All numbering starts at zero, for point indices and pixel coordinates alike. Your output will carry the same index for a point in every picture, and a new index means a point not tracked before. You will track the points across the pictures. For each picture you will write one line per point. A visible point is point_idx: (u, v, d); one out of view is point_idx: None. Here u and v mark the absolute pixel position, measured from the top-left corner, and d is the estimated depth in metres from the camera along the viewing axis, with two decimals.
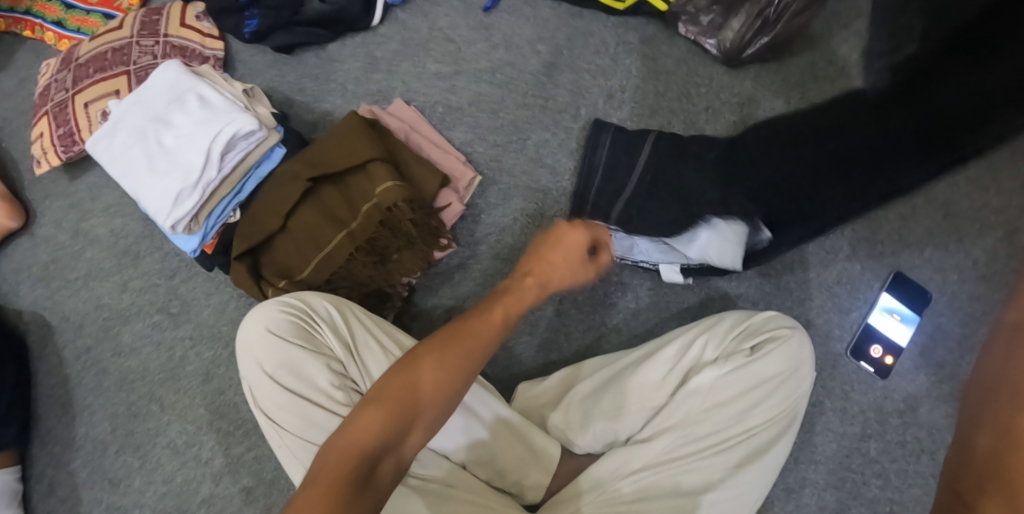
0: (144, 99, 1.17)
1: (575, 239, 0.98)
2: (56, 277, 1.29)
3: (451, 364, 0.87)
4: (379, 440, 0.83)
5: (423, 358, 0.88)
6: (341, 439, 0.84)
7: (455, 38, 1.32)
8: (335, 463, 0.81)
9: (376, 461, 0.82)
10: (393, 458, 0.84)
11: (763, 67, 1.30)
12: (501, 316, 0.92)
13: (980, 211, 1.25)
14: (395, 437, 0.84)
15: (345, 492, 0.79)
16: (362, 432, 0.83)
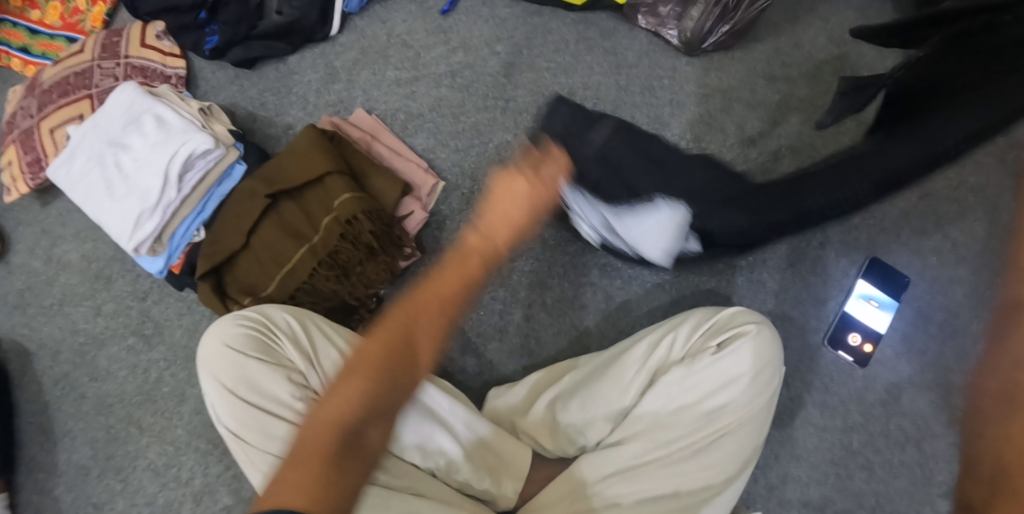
0: (101, 123, 1.18)
1: (518, 186, 0.93)
2: (31, 304, 1.31)
3: (439, 314, 0.87)
4: (362, 412, 0.83)
5: (413, 317, 0.87)
6: (325, 414, 0.84)
7: (414, 44, 1.31)
8: (321, 435, 0.82)
9: (361, 430, 0.83)
10: (379, 427, 0.84)
11: (726, 55, 1.28)
12: (478, 261, 0.90)
13: (958, 191, 1.23)
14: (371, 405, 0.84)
15: (331, 465, 0.80)
16: (344, 406, 0.84)
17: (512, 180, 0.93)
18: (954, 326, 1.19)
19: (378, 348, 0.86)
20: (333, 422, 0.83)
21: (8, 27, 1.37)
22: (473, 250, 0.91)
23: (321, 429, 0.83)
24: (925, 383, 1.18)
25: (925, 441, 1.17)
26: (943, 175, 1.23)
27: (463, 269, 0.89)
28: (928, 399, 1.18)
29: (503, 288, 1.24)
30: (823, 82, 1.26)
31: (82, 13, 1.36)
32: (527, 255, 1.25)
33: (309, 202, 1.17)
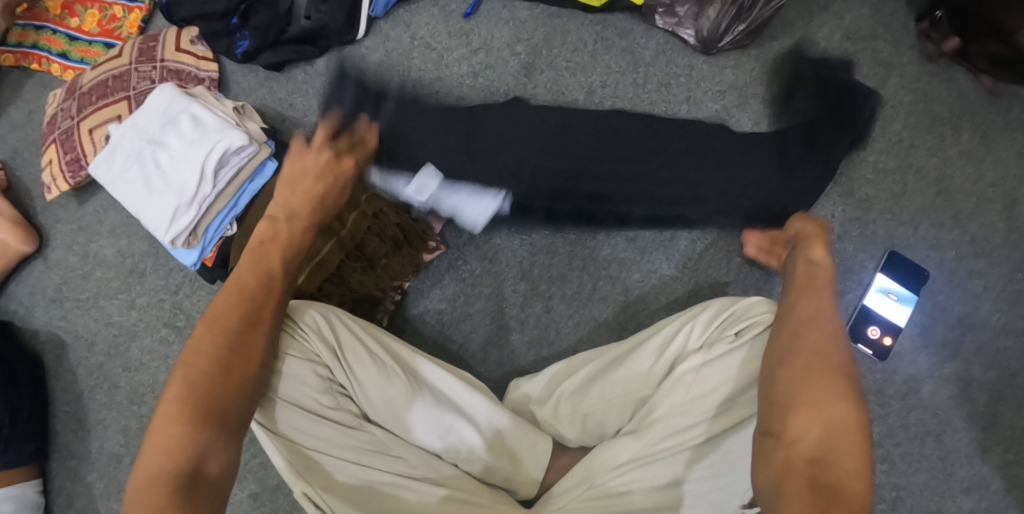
0: (139, 122, 1.22)
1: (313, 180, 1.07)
2: (68, 298, 1.36)
3: (221, 333, 0.96)
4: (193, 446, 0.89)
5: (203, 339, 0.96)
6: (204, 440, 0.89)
7: (436, 45, 1.34)
8: (162, 479, 0.87)
9: (199, 467, 0.88)
10: (214, 457, 0.89)
11: (744, 54, 1.29)
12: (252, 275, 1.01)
13: (977, 186, 1.23)
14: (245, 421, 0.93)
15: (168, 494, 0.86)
16: (166, 441, 0.89)
17: (289, 184, 1.08)
18: (973, 321, 1.20)
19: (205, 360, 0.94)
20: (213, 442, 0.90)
21: (48, 34, 1.45)
22: (279, 236, 1.05)
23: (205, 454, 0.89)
24: (945, 376, 1.19)
25: (945, 435, 1.18)
26: (962, 170, 1.23)
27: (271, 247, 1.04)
28: (948, 392, 1.19)
29: (525, 281, 1.25)
30: None
31: (119, 20, 1.42)
32: (547, 247, 1.25)
33: None
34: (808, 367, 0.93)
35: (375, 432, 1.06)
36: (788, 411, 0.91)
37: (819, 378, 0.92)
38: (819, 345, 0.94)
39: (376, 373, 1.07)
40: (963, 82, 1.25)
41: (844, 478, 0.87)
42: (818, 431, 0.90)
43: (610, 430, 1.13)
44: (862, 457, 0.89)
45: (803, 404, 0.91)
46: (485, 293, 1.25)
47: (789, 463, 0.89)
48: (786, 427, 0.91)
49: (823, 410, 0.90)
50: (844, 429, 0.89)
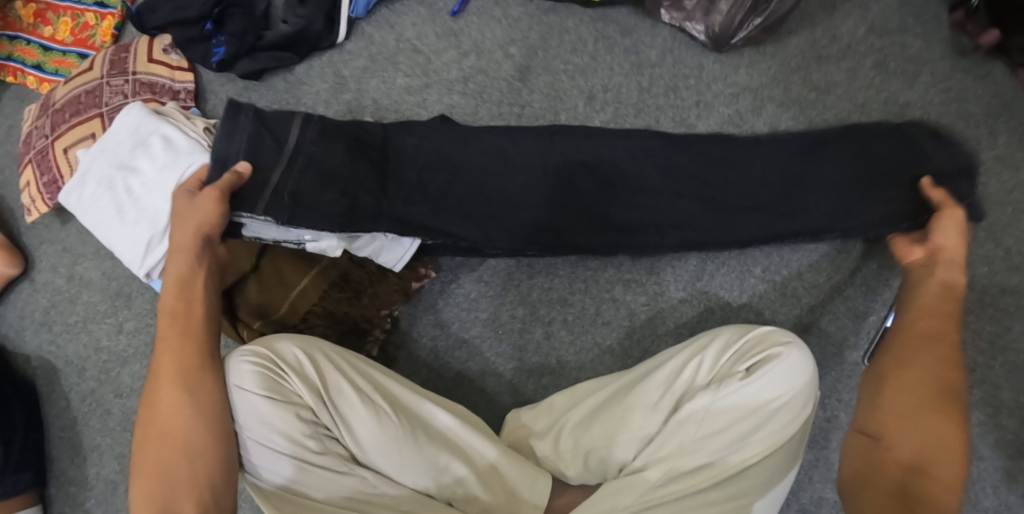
0: (109, 146, 1.17)
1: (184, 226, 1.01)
2: (56, 321, 1.32)
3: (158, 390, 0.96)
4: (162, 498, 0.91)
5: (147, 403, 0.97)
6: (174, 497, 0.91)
7: (423, 49, 1.26)
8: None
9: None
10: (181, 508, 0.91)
11: (757, 50, 1.20)
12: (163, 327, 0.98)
13: (1012, 193, 1.12)
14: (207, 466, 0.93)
15: None
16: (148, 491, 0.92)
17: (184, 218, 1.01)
18: (1006, 341, 1.11)
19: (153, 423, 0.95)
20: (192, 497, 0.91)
21: (23, 44, 1.38)
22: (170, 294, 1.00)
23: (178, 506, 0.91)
24: (973, 402, 1.11)
25: (971, 465, 1.09)
26: (998, 176, 1.13)
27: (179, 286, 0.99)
28: (975, 419, 1.10)
29: (522, 306, 1.20)
30: (862, 77, 1.18)
31: (92, 28, 1.36)
32: (545, 270, 1.21)
33: None
34: (916, 383, 0.88)
35: (366, 475, 1.02)
36: (897, 432, 0.86)
37: (925, 395, 0.87)
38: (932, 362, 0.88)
39: (364, 413, 1.03)
40: (1000, 78, 1.14)
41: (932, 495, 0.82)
42: (913, 459, 0.85)
43: (614, 467, 1.08)
44: (958, 474, 0.83)
45: (907, 421, 0.86)
46: (481, 317, 1.21)
47: (880, 469, 0.86)
48: (886, 435, 0.87)
49: (918, 424, 0.86)
50: (941, 440, 0.85)
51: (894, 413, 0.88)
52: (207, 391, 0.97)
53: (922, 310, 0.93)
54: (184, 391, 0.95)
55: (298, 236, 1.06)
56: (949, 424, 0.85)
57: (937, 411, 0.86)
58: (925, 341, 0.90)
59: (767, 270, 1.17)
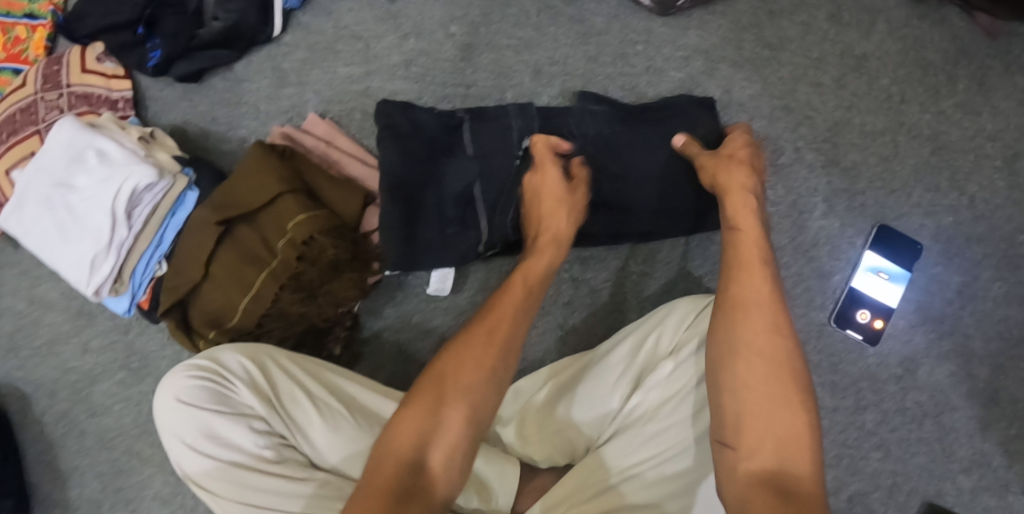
0: (41, 165, 1.11)
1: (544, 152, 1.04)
2: (21, 346, 1.30)
3: (470, 398, 0.89)
4: (427, 438, 0.86)
5: (429, 386, 0.89)
6: (388, 446, 0.87)
7: (362, 34, 1.21)
8: (388, 473, 0.84)
9: (424, 458, 0.85)
10: (443, 451, 0.86)
11: (707, 10, 1.15)
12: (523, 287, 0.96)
13: (974, 140, 1.11)
14: (420, 401, 0.88)
15: (393, 496, 0.83)
16: (412, 429, 0.87)
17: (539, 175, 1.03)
18: (974, 291, 1.10)
19: (450, 385, 0.89)
20: (393, 451, 0.86)
21: None
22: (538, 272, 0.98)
23: (385, 465, 0.85)
24: (942, 354, 1.11)
25: (943, 416, 1.10)
26: (959, 123, 1.11)
27: (540, 272, 0.98)
28: (945, 371, 1.11)
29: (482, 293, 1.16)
30: (816, 30, 1.14)
31: (24, 42, 1.32)
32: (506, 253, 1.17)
33: (263, 225, 1.09)
34: (766, 375, 0.85)
35: (324, 478, 0.96)
36: (756, 405, 0.84)
37: (773, 390, 0.84)
38: (766, 364, 0.86)
39: (318, 419, 0.99)
40: (957, 22, 1.11)
41: (799, 481, 0.80)
42: (773, 441, 0.83)
43: (581, 447, 1.05)
44: (815, 459, 0.82)
45: (754, 418, 0.84)
46: (441, 307, 1.17)
47: (744, 466, 0.82)
48: (743, 434, 0.84)
49: (772, 423, 0.83)
50: (791, 433, 0.83)
51: (741, 418, 0.84)
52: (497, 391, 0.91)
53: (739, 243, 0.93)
54: (483, 392, 0.90)
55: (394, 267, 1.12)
56: (805, 440, 0.82)
57: (787, 417, 0.83)
58: (751, 357, 0.86)
59: None
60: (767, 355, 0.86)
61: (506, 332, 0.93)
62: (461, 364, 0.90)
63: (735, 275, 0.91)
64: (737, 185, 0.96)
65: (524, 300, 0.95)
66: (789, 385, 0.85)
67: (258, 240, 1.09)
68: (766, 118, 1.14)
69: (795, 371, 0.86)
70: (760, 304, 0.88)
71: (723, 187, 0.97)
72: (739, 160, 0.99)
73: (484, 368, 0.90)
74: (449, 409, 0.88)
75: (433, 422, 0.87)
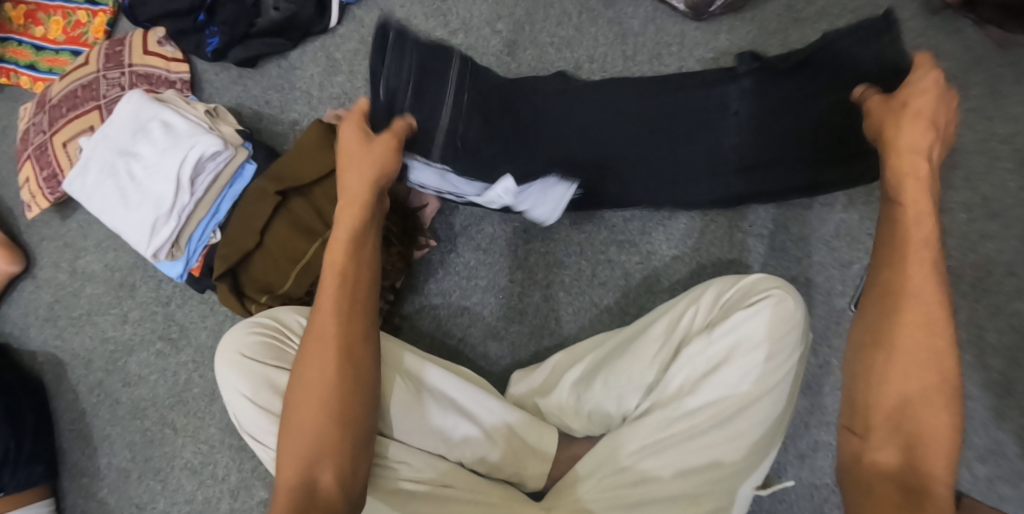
0: (109, 133, 1.17)
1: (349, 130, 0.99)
2: (61, 316, 1.34)
3: (323, 405, 0.89)
4: (305, 460, 0.88)
5: (290, 420, 0.91)
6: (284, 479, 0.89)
7: (413, 29, 1.28)
8: (282, 503, 0.87)
9: (312, 474, 0.88)
10: (328, 471, 0.88)
11: (737, 16, 1.23)
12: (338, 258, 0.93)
13: (987, 143, 1.18)
14: (286, 440, 0.90)
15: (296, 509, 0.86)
16: (287, 463, 0.89)
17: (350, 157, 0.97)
18: (987, 285, 1.16)
19: (311, 394, 0.90)
20: (284, 484, 0.88)
21: (14, 45, 1.40)
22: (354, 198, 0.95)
23: (279, 493, 0.88)
24: (958, 343, 1.16)
25: (960, 404, 1.15)
26: (972, 127, 1.19)
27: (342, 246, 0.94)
28: (961, 361, 1.15)
29: (520, 270, 1.20)
30: None
31: (84, 26, 1.38)
32: (541, 235, 1.20)
33: (319, 199, 1.15)
34: (905, 378, 0.83)
35: None
36: (896, 413, 0.83)
37: (923, 393, 0.82)
38: (913, 366, 0.82)
39: None
40: (970, 34, 1.19)
41: (930, 480, 0.81)
42: (903, 438, 0.83)
43: (617, 418, 1.08)
44: (954, 459, 0.81)
45: (928, 417, 0.82)
46: (480, 284, 1.21)
47: (872, 471, 0.83)
48: (872, 427, 0.84)
49: (916, 423, 0.82)
50: (936, 431, 0.81)
51: (897, 420, 0.83)
52: (358, 364, 0.91)
53: (899, 221, 0.85)
54: (332, 388, 0.90)
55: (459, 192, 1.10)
56: (945, 446, 0.81)
57: (930, 419, 0.82)
58: (915, 362, 0.82)
59: (755, 225, 1.18)
60: (915, 359, 0.82)
61: (328, 320, 0.92)
62: (311, 376, 0.91)
63: (894, 282, 0.84)
64: (915, 143, 0.84)
65: (335, 289, 0.92)
66: (937, 382, 0.82)
67: (311, 211, 1.15)
68: None
69: (945, 375, 0.82)
70: (920, 303, 0.82)
71: (895, 146, 0.85)
72: (921, 122, 0.85)
73: (324, 371, 0.90)
74: (323, 424, 0.89)
75: (302, 450, 0.88)
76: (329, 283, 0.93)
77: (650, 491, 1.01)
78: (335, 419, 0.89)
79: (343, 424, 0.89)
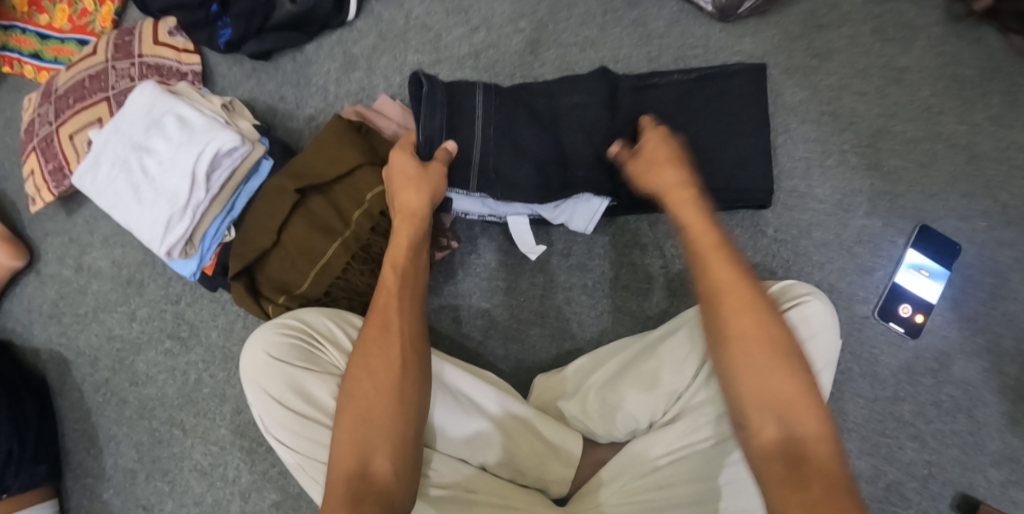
0: (122, 126, 1.14)
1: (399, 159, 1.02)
2: (66, 313, 1.30)
3: (383, 397, 0.90)
4: (360, 450, 0.88)
5: (342, 414, 0.91)
6: (339, 468, 0.88)
7: (433, 25, 1.26)
8: (337, 493, 0.85)
9: (368, 464, 0.87)
10: (382, 459, 0.87)
11: (761, 20, 1.23)
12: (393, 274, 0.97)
13: (1007, 151, 1.19)
14: (342, 431, 0.89)
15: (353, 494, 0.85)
16: (342, 454, 0.88)
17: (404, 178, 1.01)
18: (1005, 292, 1.17)
19: (368, 389, 0.91)
20: (340, 473, 0.87)
21: (18, 34, 1.36)
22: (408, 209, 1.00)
23: (335, 479, 0.87)
24: (975, 351, 1.17)
25: (976, 410, 1.16)
26: (993, 135, 1.19)
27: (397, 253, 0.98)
28: (978, 367, 1.16)
29: (543, 274, 1.19)
30: (862, 44, 1.22)
31: (91, 15, 1.34)
32: (564, 238, 1.19)
33: (339, 197, 1.13)
34: (745, 358, 0.85)
35: None
36: (768, 389, 0.84)
37: (766, 366, 0.84)
38: (759, 345, 0.85)
39: None
40: (993, 43, 1.20)
41: (808, 444, 0.81)
42: (774, 411, 0.83)
43: (643, 424, 1.05)
44: (823, 429, 0.82)
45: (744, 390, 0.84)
46: (501, 287, 1.19)
47: (765, 445, 0.82)
48: (749, 409, 0.84)
49: (765, 398, 0.84)
50: (788, 398, 0.83)
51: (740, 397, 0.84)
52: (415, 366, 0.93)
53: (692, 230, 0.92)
54: (394, 381, 0.91)
55: (498, 213, 1.14)
56: (804, 407, 0.83)
57: (781, 391, 0.83)
58: (743, 344, 0.85)
59: (779, 231, 1.19)
60: (755, 339, 0.85)
61: (381, 321, 0.95)
62: (368, 372, 0.92)
63: (709, 291, 0.88)
64: (672, 180, 0.96)
65: (398, 290, 0.96)
66: (768, 357, 0.85)
67: (331, 210, 1.12)
68: (815, 123, 1.21)
69: (794, 357, 0.85)
70: (742, 307, 0.87)
71: (653, 161, 0.99)
72: (673, 161, 0.97)
73: (382, 367, 0.92)
74: (380, 414, 0.89)
75: (359, 438, 0.88)
76: (382, 294, 0.96)
77: (674, 497, 1.00)
78: (393, 409, 0.89)
79: (398, 414, 0.90)
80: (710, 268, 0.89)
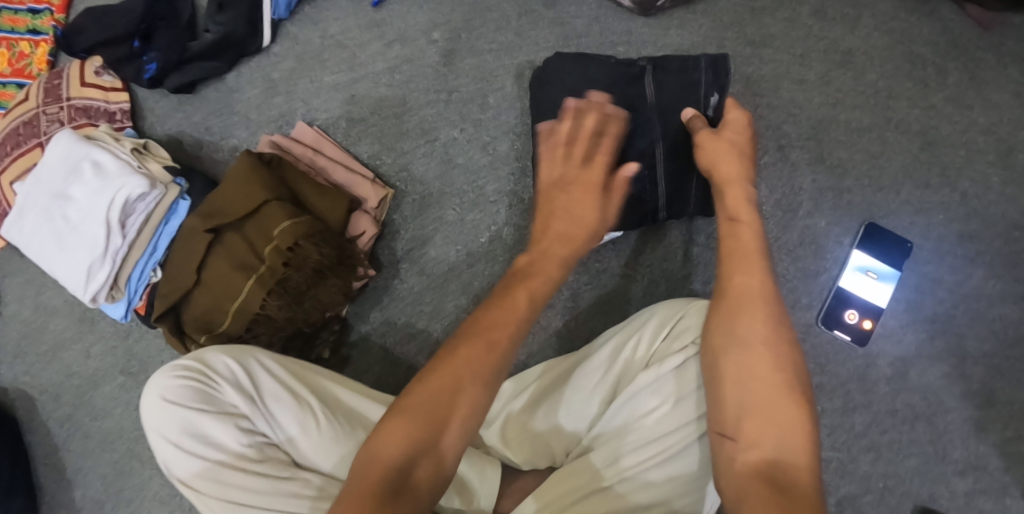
0: (41, 178, 1.15)
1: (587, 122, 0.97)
2: (28, 352, 1.35)
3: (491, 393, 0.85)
4: (418, 445, 0.82)
5: (405, 409, 0.84)
6: (374, 459, 0.82)
7: (347, 43, 1.24)
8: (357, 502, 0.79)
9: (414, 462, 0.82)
10: (430, 462, 0.82)
11: (687, 9, 1.15)
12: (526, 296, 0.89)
13: (967, 134, 1.09)
14: (395, 424, 0.83)
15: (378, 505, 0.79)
16: (390, 448, 0.82)
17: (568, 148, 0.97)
18: (966, 290, 1.07)
19: (455, 387, 0.84)
20: (381, 464, 0.82)
21: None
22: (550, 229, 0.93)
23: (370, 469, 0.82)
24: (935, 354, 1.07)
25: (937, 417, 1.06)
26: (949, 117, 1.09)
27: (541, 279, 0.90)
28: (938, 372, 1.07)
29: (467, 296, 1.16)
30: (800, 26, 1.13)
31: (28, 57, 1.36)
32: (485, 258, 1.16)
33: (252, 233, 1.11)
34: (771, 366, 0.84)
35: (310, 478, 0.97)
36: (762, 407, 0.83)
37: (766, 395, 0.83)
38: (771, 361, 0.85)
39: (302, 417, 0.99)
40: (948, 15, 1.10)
41: (795, 474, 0.79)
42: (773, 423, 0.82)
43: (561, 452, 1.03)
44: (814, 455, 0.81)
45: (751, 412, 0.83)
46: (426, 311, 1.17)
47: (750, 465, 0.80)
48: (744, 428, 0.83)
49: (772, 414, 0.82)
50: (791, 424, 0.82)
51: (743, 411, 0.83)
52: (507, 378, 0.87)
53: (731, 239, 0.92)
54: (497, 377, 0.86)
55: None
56: (802, 432, 0.81)
57: (787, 410, 0.82)
58: (757, 350, 0.85)
59: (709, 236, 1.12)
60: (777, 364, 0.84)
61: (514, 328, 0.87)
62: (460, 370, 0.85)
63: (723, 290, 0.90)
64: (732, 170, 0.96)
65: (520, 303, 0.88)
66: (789, 385, 0.83)
67: (246, 244, 1.11)
68: (751, 117, 1.12)
69: (800, 384, 0.84)
70: (758, 299, 0.88)
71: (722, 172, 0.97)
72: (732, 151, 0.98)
73: (485, 365, 0.85)
74: (458, 410, 0.84)
75: (410, 436, 0.82)
76: (507, 299, 0.89)
77: None
78: (470, 412, 0.84)
79: (461, 420, 0.84)
80: (739, 276, 0.90)
